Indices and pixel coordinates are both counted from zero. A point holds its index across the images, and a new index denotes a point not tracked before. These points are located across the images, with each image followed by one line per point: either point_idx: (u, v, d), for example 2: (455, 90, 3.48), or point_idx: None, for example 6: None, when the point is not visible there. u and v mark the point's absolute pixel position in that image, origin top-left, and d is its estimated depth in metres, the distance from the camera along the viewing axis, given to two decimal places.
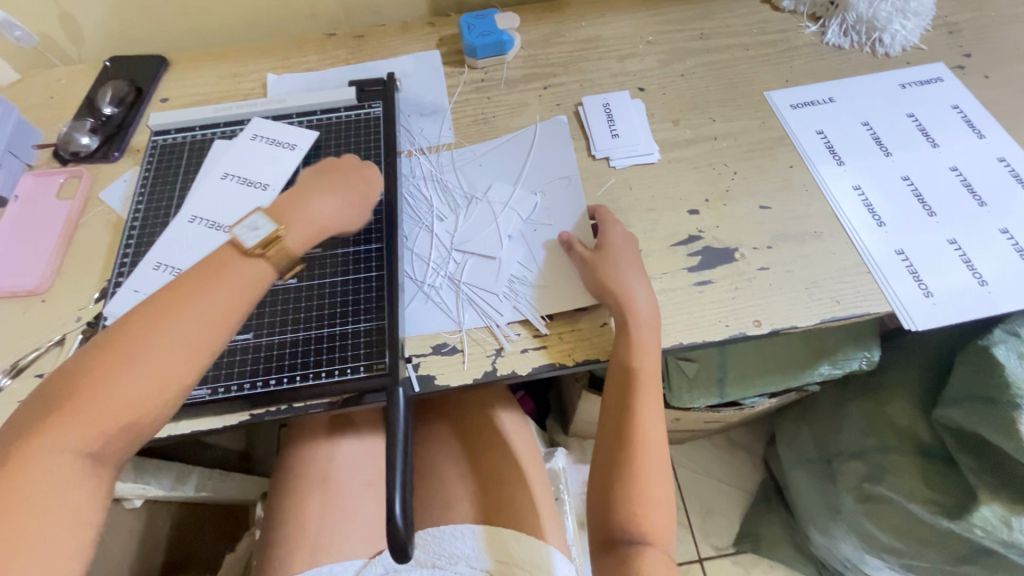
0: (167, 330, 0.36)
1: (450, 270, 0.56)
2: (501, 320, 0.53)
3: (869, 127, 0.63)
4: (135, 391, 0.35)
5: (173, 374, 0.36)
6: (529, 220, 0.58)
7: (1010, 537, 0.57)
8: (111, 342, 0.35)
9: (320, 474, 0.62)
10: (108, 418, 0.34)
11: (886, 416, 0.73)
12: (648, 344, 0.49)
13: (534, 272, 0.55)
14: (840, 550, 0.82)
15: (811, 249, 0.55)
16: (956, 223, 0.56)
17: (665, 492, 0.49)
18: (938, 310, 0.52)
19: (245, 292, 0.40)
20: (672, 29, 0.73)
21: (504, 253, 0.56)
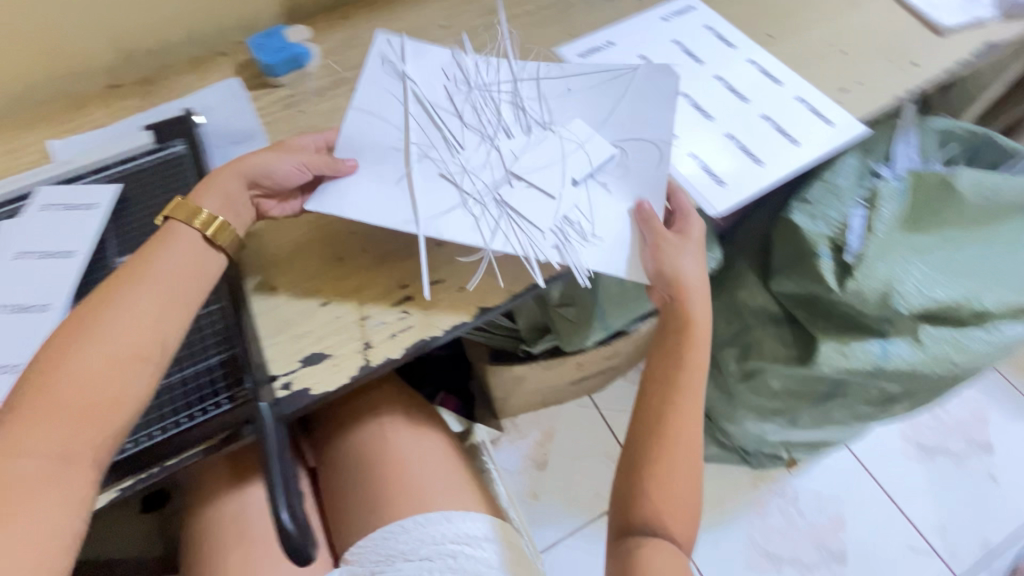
0: (114, 311, 0.41)
1: (502, 193, 0.55)
2: (537, 253, 0.53)
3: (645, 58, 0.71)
4: (94, 367, 0.38)
5: (133, 346, 0.40)
6: (600, 171, 0.57)
7: (846, 362, 0.70)
8: (69, 330, 0.40)
9: (235, 526, 0.59)
10: (73, 395, 0.37)
11: (741, 300, 0.82)
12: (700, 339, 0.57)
13: (597, 219, 0.55)
14: (747, 430, 0.92)
15: None
16: (730, 120, 0.66)
17: (687, 488, 0.54)
18: (731, 193, 0.60)
19: (178, 270, 0.44)
20: (460, 11, 0.77)
21: (565, 194, 0.55)
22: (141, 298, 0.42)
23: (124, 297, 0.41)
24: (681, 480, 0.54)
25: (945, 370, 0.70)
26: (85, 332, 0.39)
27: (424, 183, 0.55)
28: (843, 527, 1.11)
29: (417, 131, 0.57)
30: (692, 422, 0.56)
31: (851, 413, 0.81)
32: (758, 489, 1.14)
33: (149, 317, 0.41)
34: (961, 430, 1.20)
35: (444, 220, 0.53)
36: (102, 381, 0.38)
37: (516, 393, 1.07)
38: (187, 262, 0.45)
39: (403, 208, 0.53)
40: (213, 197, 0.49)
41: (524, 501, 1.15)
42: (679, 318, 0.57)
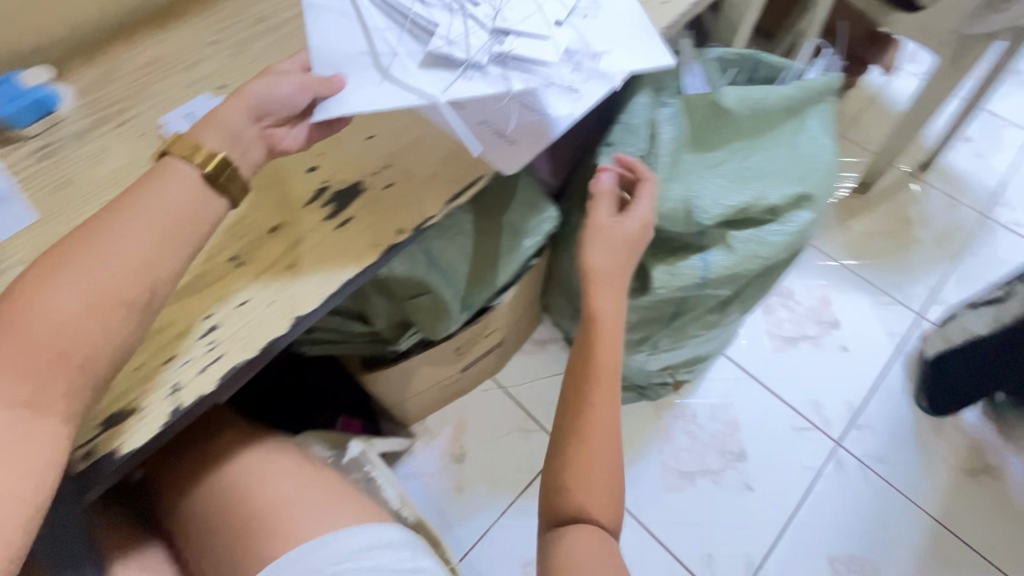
0: (99, 249, 0.44)
1: (496, 49, 0.60)
2: (551, 82, 0.61)
3: None
4: (74, 305, 0.42)
5: (114, 285, 0.43)
6: (572, 12, 0.66)
7: (674, 280, 0.79)
8: (63, 260, 0.43)
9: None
10: (56, 330, 0.41)
11: None
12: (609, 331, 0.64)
13: (592, 47, 0.63)
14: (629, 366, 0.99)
15: (419, 152, 0.63)
16: None
17: (608, 476, 0.57)
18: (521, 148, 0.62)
19: (156, 208, 0.46)
20: (229, 22, 0.72)
21: (555, 33, 0.63)
22: (128, 242, 0.45)
23: (112, 238, 0.44)
24: (601, 477, 0.56)
25: (757, 264, 0.79)
26: (75, 268, 0.43)
27: (417, 66, 0.58)
28: (737, 430, 1.22)
29: (388, 24, 0.61)
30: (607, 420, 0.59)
31: (700, 325, 0.89)
32: (661, 418, 1.22)
33: (134, 263, 0.44)
34: (813, 314, 1.37)
35: (455, 84, 0.58)
36: (84, 321, 0.42)
37: (413, 395, 1.06)
38: (179, 203, 0.47)
39: (408, 91, 0.56)
40: (212, 134, 0.50)
41: (450, 497, 1.15)
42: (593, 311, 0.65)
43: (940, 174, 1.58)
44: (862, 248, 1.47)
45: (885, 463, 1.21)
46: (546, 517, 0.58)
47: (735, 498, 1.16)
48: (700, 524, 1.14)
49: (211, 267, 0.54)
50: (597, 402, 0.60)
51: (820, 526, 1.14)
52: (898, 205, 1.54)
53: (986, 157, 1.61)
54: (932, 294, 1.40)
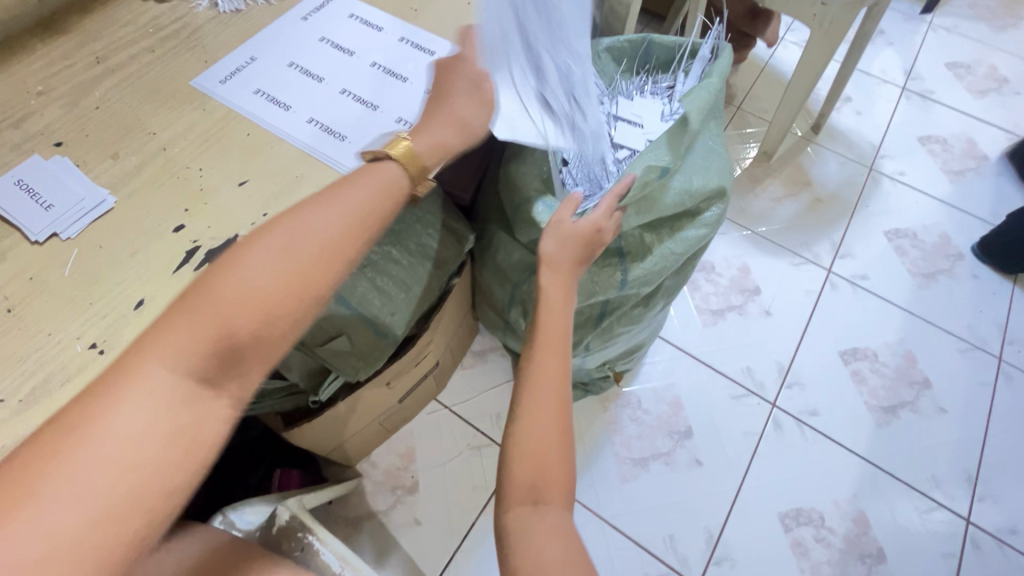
0: (296, 233, 0.47)
1: (546, 121, 0.74)
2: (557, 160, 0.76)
3: (296, 66, 0.67)
4: (267, 283, 0.44)
5: (307, 270, 0.46)
6: (576, 96, 0.79)
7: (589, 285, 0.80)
8: (265, 237, 0.46)
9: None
10: (248, 304, 0.43)
11: (502, 263, 0.87)
12: (556, 283, 0.67)
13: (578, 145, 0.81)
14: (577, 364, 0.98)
15: (299, 192, 0.57)
16: (397, 105, 0.64)
17: (562, 414, 0.58)
18: None
19: (350, 205, 0.50)
20: (61, 67, 0.63)
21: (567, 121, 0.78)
22: (326, 231, 0.48)
23: (317, 220, 0.48)
24: (550, 425, 0.57)
25: (674, 261, 0.81)
26: (280, 248, 0.46)
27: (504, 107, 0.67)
28: (681, 409, 1.25)
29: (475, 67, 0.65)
30: (562, 408, 0.59)
31: (628, 322, 0.89)
32: (608, 410, 1.24)
33: (334, 256, 0.47)
34: (736, 284, 1.42)
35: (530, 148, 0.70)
36: (280, 299, 0.44)
37: (352, 437, 1.00)
38: (376, 198, 0.52)
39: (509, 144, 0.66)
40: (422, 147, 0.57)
41: (407, 532, 1.10)
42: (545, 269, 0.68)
43: (830, 135, 1.69)
44: (771, 214, 1.54)
45: (818, 416, 1.28)
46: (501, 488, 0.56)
47: (687, 475, 1.19)
48: (658, 509, 1.16)
49: (65, 362, 0.48)
50: (551, 381, 0.60)
51: (767, 487, 1.20)
52: (797, 168, 1.63)
53: (865, 114, 1.74)
54: (837, 249, 1.50)
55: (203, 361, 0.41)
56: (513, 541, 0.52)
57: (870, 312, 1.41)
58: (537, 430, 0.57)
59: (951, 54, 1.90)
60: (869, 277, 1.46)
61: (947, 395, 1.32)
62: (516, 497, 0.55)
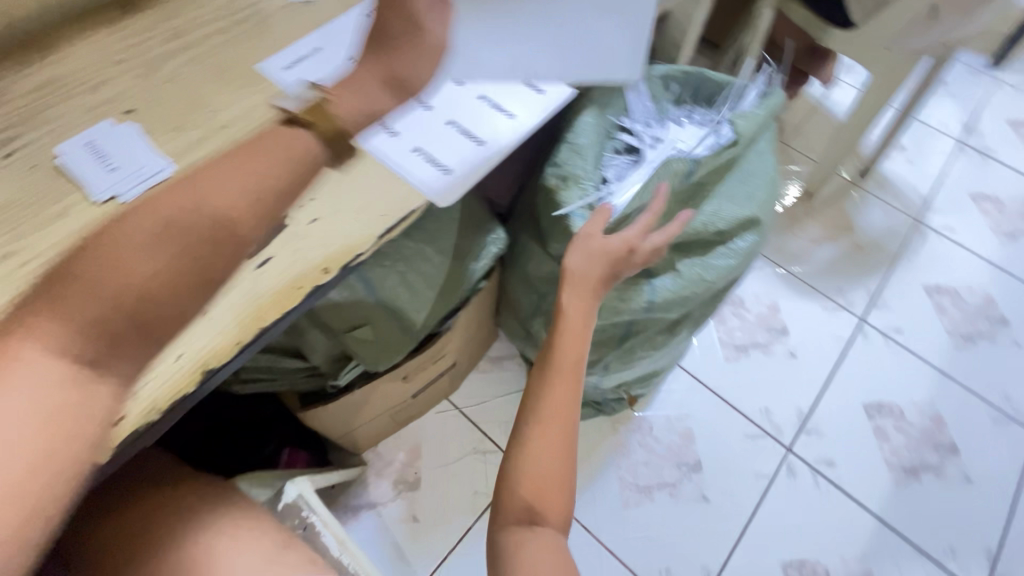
0: (175, 216, 0.49)
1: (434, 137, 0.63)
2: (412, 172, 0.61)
3: (356, 59, 0.69)
4: (146, 266, 0.45)
5: (185, 245, 0.48)
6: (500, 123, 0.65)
7: (622, 302, 0.79)
8: (143, 227, 0.49)
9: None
10: (125, 288, 0.44)
11: (531, 272, 0.87)
12: (576, 303, 0.65)
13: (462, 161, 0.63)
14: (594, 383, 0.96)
15: (348, 182, 0.59)
16: (449, 106, 0.65)
17: (567, 443, 0.60)
18: (456, 180, 0.61)
19: (233, 183, 0.51)
20: (140, 40, 0.66)
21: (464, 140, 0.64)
22: (205, 212, 0.50)
23: (223, 192, 0.51)
24: (555, 451, 0.58)
25: (705, 287, 0.80)
26: (159, 231, 0.48)
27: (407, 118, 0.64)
28: (693, 441, 1.23)
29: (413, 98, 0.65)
30: (566, 437, 0.60)
31: (649, 346, 0.89)
32: (618, 433, 1.22)
33: (213, 231, 0.49)
34: (762, 320, 1.40)
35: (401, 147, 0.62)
36: (160, 274, 0.46)
37: (362, 425, 1.02)
38: (285, 170, 0.54)
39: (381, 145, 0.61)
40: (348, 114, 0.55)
41: (404, 527, 1.11)
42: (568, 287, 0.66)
43: (877, 182, 1.65)
44: (809, 257, 1.50)
45: (834, 467, 1.24)
46: (500, 506, 0.58)
47: (690, 510, 1.17)
48: (656, 540, 1.14)
49: None
50: (561, 409, 0.60)
51: (773, 532, 1.16)
52: (839, 211, 1.59)
53: (917, 164, 1.69)
54: (872, 298, 1.45)
55: (89, 347, 0.42)
56: (507, 560, 0.55)
57: (901, 368, 1.36)
58: (538, 452, 0.58)
59: (1015, 112, 1.84)
60: (904, 332, 1.41)
61: (975, 464, 1.27)
62: (511, 511, 0.57)
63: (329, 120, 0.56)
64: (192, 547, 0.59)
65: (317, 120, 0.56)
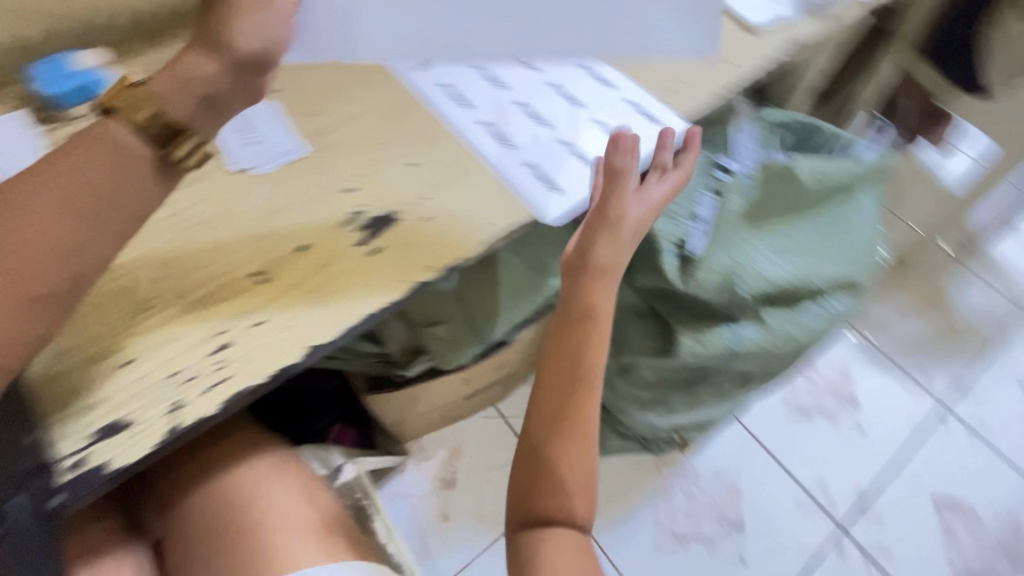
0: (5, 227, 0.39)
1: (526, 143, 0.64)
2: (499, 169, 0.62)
3: (480, 69, 0.71)
4: None
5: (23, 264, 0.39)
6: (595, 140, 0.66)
7: (703, 348, 0.76)
8: None
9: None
10: None
11: (609, 299, 0.85)
12: (601, 291, 0.59)
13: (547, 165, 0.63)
14: (652, 421, 0.94)
15: (462, 186, 0.61)
16: (565, 127, 0.67)
17: (588, 444, 0.57)
18: (566, 200, 0.61)
19: (63, 182, 0.40)
20: None
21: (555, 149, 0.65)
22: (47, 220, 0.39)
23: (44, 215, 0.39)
24: (579, 451, 0.56)
25: (789, 345, 0.77)
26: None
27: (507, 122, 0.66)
28: (739, 498, 1.18)
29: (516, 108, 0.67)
30: (587, 438, 0.57)
31: (718, 393, 0.87)
32: (661, 474, 1.19)
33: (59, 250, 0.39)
34: (831, 387, 1.32)
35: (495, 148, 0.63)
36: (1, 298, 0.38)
37: (414, 417, 1.04)
38: (132, 189, 0.41)
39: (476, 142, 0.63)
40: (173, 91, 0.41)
41: (435, 523, 1.12)
42: (593, 270, 0.59)
43: (982, 261, 1.53)
44: (898, 333, 1.40)
45: (890, 558, 1.15)
46: (519, 505, 0.56)
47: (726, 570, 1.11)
48: None
49: (229, 280, 0.53)
50: (585, 410, 0.57)
51: None
52: (933, 286, 1.49)
53: None
54: (958, 385, 1.35)
55: None
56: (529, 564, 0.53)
57: (980, 466, 1.25)
58: (563, 456, 0.56)
59: None
60: (990, 428, 1.30)
61: None
62: (526, 508, 0.56)
63: (145, 95, 0.41)
64: (235, 499, 0.62)
65: (121, 101, 0.41)
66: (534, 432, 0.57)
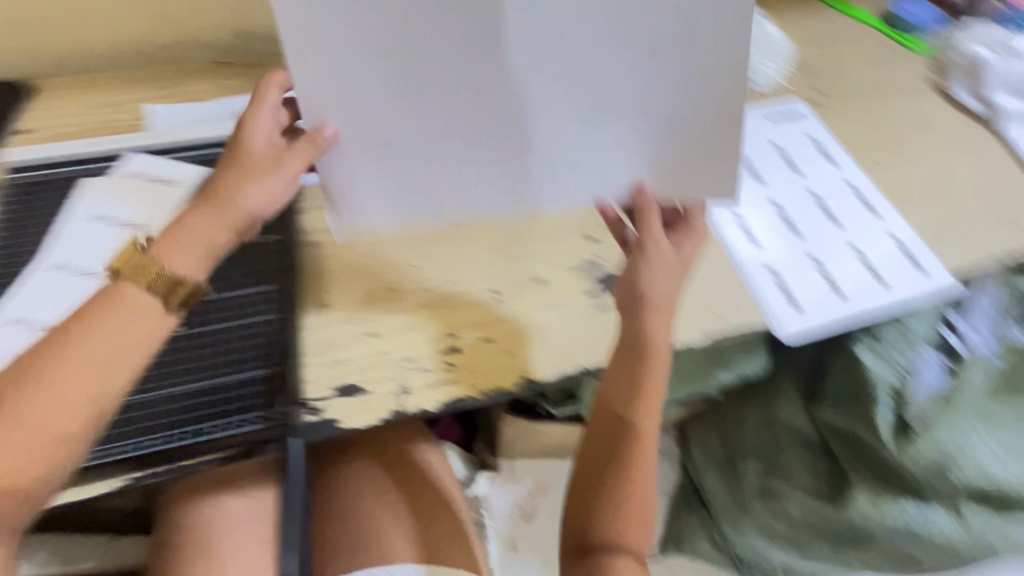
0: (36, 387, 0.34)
1: (783, 264, 0.63)
2: (757, 290, 0.60)
3: (745, 156, 0.70)
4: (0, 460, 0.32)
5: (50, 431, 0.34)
6: (854, 271, 0.63)
7: (876, 513, 0.71)
8: None
9: (205, 538, 0.57)
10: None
11: (779, 418, 0.80)
12: (659, 322, 0.50)
13: (805, 298, 0.61)
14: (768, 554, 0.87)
15: (703, 270, 0.61)
16: (816, 244, 0.65)
17: (647, 479, 0.51)
18: (805, 322, 0.59)
19: (121, 329, 0.36)
20: None
21: (813, 276, 0.62)
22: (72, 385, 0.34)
23: (53, 391, 0.34)
24: (638, 485, 0.51)
25: (972, 544, 0.70)
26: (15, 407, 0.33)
27: (760, 236, 0.64)
28: None
29: (768, 220, 0.66)
30: (645, 475, 0.51)
31: (868, 562, 0.79)
32: None
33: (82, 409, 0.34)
34: None
35: (751, 265, 0.62)
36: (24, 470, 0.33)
37: (525, 444, 1.04)
38: (152, 334, 0.38)
39: (731, 254, 0.62)
40: (180, 252, 0.39)
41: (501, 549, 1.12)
42: (638, 297, 0.50)
43: None
44: None
45: None
46: (569, 532, 0.52)
47: None
48: None
49: (469, 288, 0.57)
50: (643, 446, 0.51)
51: None
52: None
53: None
54: None
55: None
56: None
57: None
58: (614, 508, 0.50)
59: None
60: None
61: None
62: (581, 541, 0.51)
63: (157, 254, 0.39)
64: (380, 485, 0.65)
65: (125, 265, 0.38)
66: (587, 471, 0.52)
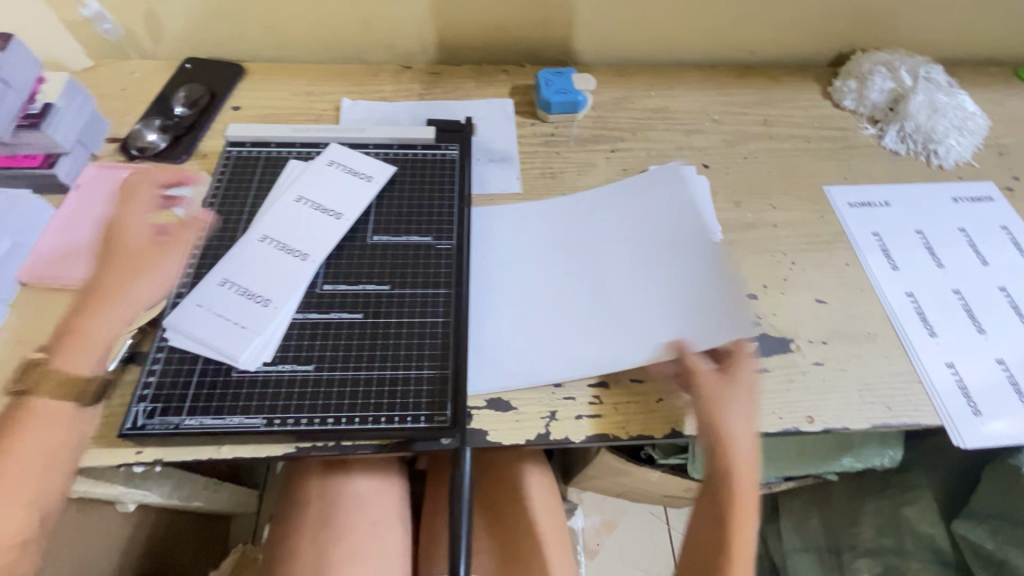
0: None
1: (963, 360, 0.57)
2: (930, 384, 0.55)
3: (923, 236, 0.66)
4: None
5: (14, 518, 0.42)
6: None
7: None
8: None
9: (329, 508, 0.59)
10: None
11: (904, 519, 0.74)
12: (742, 457, 0.48)
13: (988, 405, 0.54)
14: None
15: (867, 350, 0.57)
16: (1005, 344, 0.58)
17: None
18: (986, 430, 0.53)
19: (49, 432, 0.44)
20: (738, 111, 0.76)
21: (998, 381, 0.56)
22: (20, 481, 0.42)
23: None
24: None
25: None
26: None
27: (937, 323, 0.59)
28: None
29: (948, 309, 0.60)
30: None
31: None
32: None
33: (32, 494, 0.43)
34: None
35: (924, 355, 0.57)
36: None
37: (603, 482, 1.02)
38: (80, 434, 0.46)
39: (903, 341, 0.58)
40: (92, 349, 0.47)
41: None
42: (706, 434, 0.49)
43: None
44: None
45: None
46: None
47: None
48: None
49: None
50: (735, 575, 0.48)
51: None
52: None
53: None
54: None
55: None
56: None
57: None
58: None
59: None
60: None
61: None
62: None
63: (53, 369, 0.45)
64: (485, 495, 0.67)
65: (35, 382, 0.45)
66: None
